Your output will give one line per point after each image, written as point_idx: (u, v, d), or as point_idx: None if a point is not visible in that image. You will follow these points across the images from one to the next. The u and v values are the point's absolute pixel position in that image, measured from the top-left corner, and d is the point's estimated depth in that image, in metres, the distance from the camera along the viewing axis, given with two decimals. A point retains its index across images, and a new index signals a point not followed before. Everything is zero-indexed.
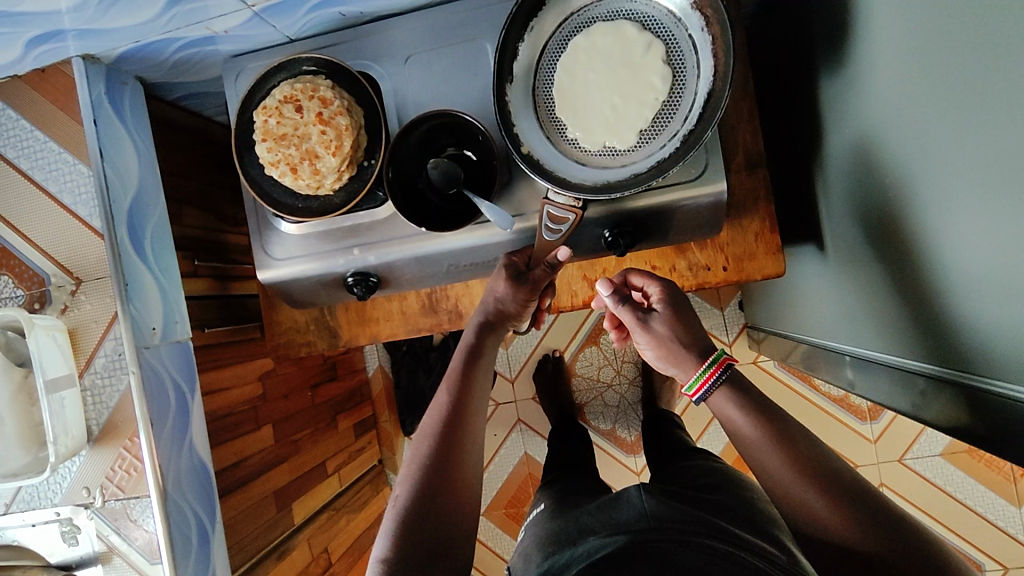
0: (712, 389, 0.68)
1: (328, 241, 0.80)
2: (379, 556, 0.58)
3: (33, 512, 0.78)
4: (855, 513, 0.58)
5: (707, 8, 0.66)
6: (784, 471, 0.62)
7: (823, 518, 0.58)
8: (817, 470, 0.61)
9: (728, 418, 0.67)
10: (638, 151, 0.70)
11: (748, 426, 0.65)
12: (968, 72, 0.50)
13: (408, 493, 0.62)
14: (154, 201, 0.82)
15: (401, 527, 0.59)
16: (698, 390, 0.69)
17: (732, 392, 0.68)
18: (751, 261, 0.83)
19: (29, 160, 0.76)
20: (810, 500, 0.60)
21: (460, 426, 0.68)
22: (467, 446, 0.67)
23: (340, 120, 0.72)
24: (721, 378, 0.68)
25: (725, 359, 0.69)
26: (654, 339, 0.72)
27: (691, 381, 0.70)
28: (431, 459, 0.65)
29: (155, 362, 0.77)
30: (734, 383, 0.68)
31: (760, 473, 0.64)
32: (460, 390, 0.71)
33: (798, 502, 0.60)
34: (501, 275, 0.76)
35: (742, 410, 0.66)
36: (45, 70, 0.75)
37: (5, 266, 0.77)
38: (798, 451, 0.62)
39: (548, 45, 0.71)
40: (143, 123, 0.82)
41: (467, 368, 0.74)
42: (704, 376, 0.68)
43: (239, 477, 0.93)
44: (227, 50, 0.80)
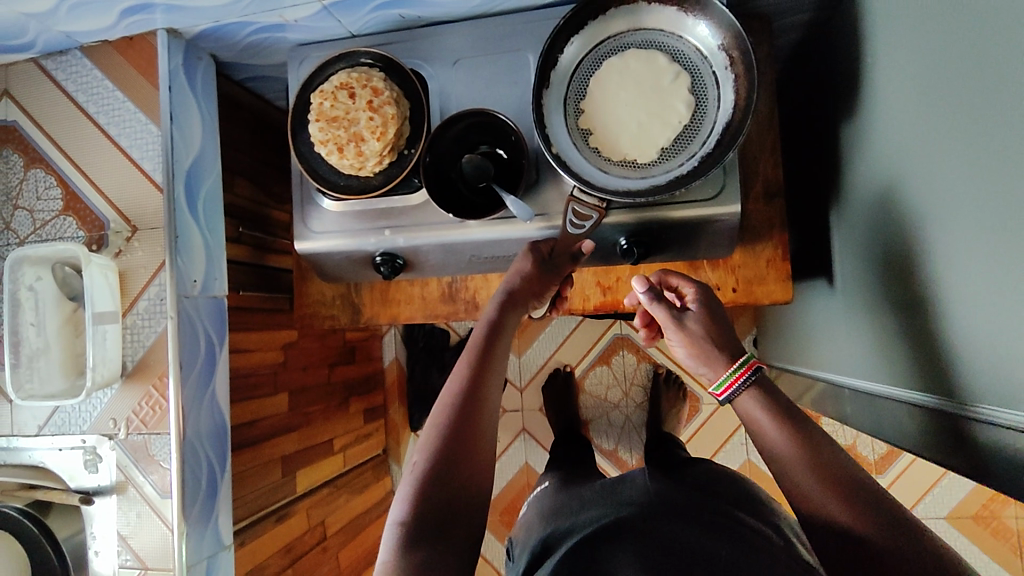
0: (739, 390, 0.65)
1: (363, 221, 0.86)
2: (397, 519, 0.62)
3: (61, 437, 0.84)
4: (879, 524, 0.53)
5: (734, 51, 0.71)
6: (802, 477, 0.58)
7: (846, 527, 0.55)
8: (840, 479, 0.57)
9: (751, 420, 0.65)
10: (658, 167, 0.75)
11: (771, 429, 0.62)
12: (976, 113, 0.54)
13: (425, 461, 0.65)
14: (210, 167, 0.89)
15: (417, 494, 0.63)
16: (726, 389, 0.66)
17: (761, 395, 0.64)
18: (761, 285, 0.85)
19: (106, 116, 0.85)
20: (829, 509, 0.56)
21: (477, 399, 0.70)
22: (482, 420, 0.69)
23: (387, 109, 0.78)
24: (749, 381, 0.65)
25: (755, 362, 0.66)
26: (684, 337, 0.71)
27: (719, 380, 0.67)
28: (447, 429, 0.67)
29: (192, 312, 0.83)
30: (764, 387, 0.65)
31: (780, 478, 0.61)
32: (479, 364, 0.72)
33: (819, 509, 0.57)
34: (529, 259, 0.78)
35: (768, 411, 0.63)
36: (133, 39, 0.83)
37: (71, 209, 0.85)
38: (821, 457, 0.59)
39: (584, 62, 0.77)
40: (211, 96, 0.90)
41: (492, 343, 0.75)
42: (733, 376, 0.66)
43: (252, 435, 0.98)
44: (294, 39, 0.88)
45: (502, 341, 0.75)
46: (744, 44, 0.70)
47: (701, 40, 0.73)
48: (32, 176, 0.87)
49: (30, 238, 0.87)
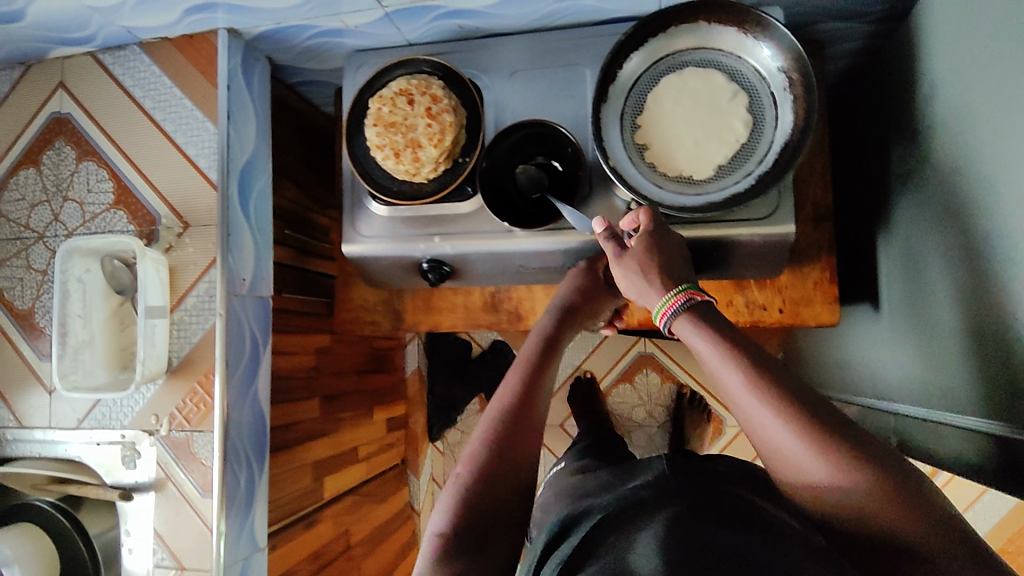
0: (672, 317, 0.61)
1: (412, 227, 0.86)
2: (441, 530, 0.60)
3: (100, 432, 0.84)
4: (876, 480, 0.47)
5: (794, 73, 0.72)
6: (771, 425, 0.51)
7: (841, 491, 0.48)
8: (823, 423, 0.50)
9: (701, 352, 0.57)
10: (713, 184, 0.74)
11: (727, 369, 0.54)
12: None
13: (472, 471, 0.63)
14: (262, 167, 0.89)
15: (463, 503, 0.61)
16: (663, 316, 0.62)
17: (694, 317, 0.59)
18: (807, 306, 0.85)
19: (162, 112, 0.85)
20: (805, 461, 0.49)
21: (528, 412, 0.68)
22: (532, 433, 0.68)
23: (445, 117, 0.79)
24: (683, 306, 0.61)
25: (688, 291, 0.62)
26: (625, 268, 0.67)
27: (659, 307, 0.63)
28: (496, 437, 0.66)
29: (240, 310, 0.83)
30: (693, 310, 0.60)
31: (742, 419, 0.54)
32: (531, 378, 0.71)
33: (793, 462, 0.50)
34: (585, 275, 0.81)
35: (719, 356, 0.55)
36: (192, 37, 0.84)
37: (123, 203, 0.85)
38: (786, 400, 0.51)
39: (641, 79, 0.78)
40: (265, 96, 0.91)
41: (544, 354, 0.74)
42: (668, 303, 0.61)
43: (286, 440, 0.98)
44: (351, 45, 0.89)
45: (556, 355, 0.75)
46: (805, 65, 0.70)
47: (762, 62, 0.74)
48: (84, 169, 0.87)
49: (79, 230, 0.87)
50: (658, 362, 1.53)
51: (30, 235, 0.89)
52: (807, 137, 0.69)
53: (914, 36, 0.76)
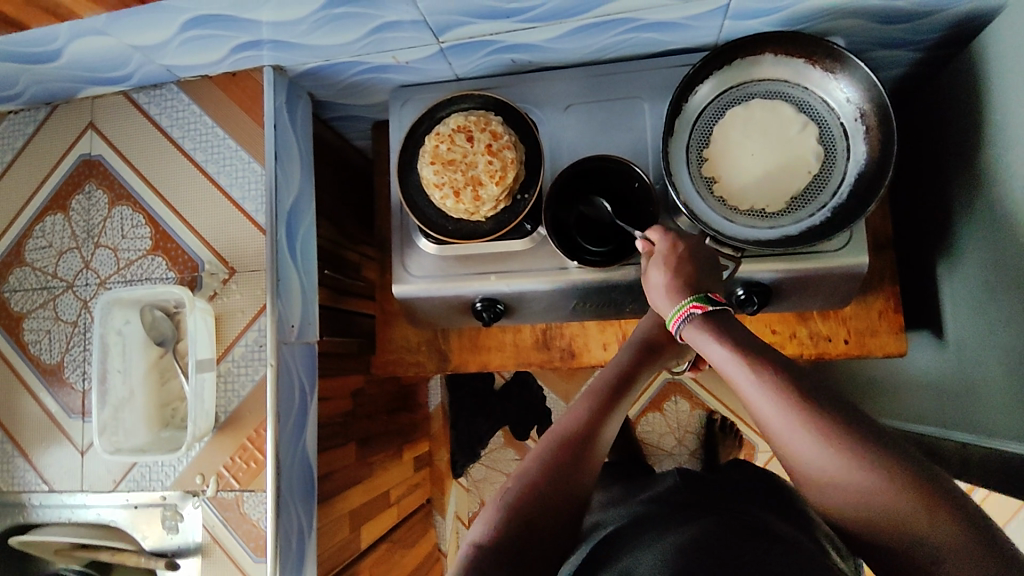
0: (686, 324, 0.63)
1: (464, 265, 0.84)
2: (476, 543, 0.57)
3: (139, 494, 0.78)
4: (879, 464, 0.47)
5: (866, 104, 0.71)
6: (771, 415, 0.52)
7: (872, 498, 0.47)
8: (824, 409, 0.50)
9: (711, 356, 0.59)
10: (787, 217, 0.73)
11: (733, 368, 0.55)
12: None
13: (519, 486, 0.60)
14: (307, 207, 0.86)
15: (506, 513, 0.58)
16: (677, 321, 0.64)
17: (706, 322, 0.61)
18: (873, 337, 0.84)
19: (204, 153, 0.81)
20: (807, 450, 0.49)
21: (592, 440, 0.64)
22: (591, 463, 0.63)
23: (506, 154, 0.76)
24: (699, 311, 0.62)
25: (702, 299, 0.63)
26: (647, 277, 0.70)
27: (673, 310, 0.64)
28: (554, 456, 0.62)
29: (290, 359, 0.78)
30: (709, 319, 0.61)
31: (751, 415, 0.55)
32: (600, 407, 0.67)
33: (797, 451, 0.50)
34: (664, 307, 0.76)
35: (742, 369, 0.54)
36: (236, 75, 0.81)
37: (161, 249, 0.81)
38: (788, 388, 0.51)
39: (705, 112, 0.77)
40: (308, 134, 0.88)
41: (619, 388, 0.70)
42: (680, 308, 0.63)
43: (326, 490, 0.92)
44: (398, 80, 0.86)
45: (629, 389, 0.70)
46: (881, 96, 0.69)
47: (833, 95, 0.73)
48: (118, 214, 0.83)
49: (112, 279, 0.82)
50: (686, 389, 1.50)
51: (59, 284, 0.84)
52: (886, 169, 0.69)
53: (976, 64, 0.76)
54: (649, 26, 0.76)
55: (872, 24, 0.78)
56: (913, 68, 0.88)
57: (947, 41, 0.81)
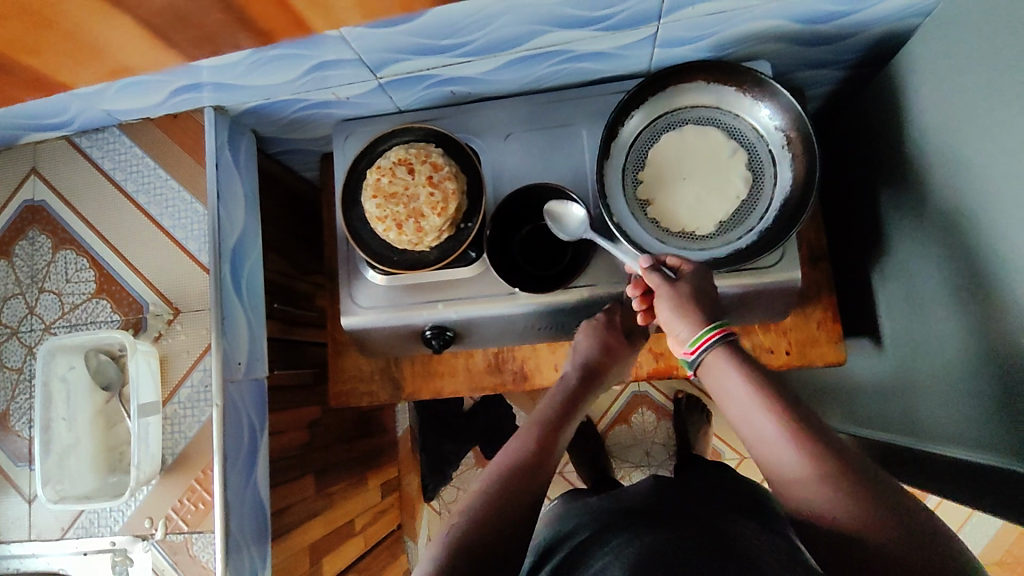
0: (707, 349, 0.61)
1: (413, 295, 0.84)
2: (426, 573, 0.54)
3: (88, 540, 0.77)
4: (881, 518, 0.48)
5: (792, 132, 0.74)
6: (786, 459, 0.53)
7: (837, 512, 0.49)
8: (838, 465, 0.51)
9: (727, 384, 0.59)
10: (716, 239, 0.76)
11: (753, 405, 0.56)
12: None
13: (470, 513, 0.58)
14: (252, 244, 0.86)
15: (456, 550, 0.55)
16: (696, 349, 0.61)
17: (729, 352, 0.59)
18: (813, 347, 0.86)
19: (147, 194, 0.81)
20: (813, 497, 0.51)
21: (542, 464, 0.64)
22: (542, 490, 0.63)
23: (448, 185, 0.77)
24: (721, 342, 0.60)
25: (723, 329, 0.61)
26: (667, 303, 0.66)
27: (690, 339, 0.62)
28: (511, 478, 0.61)
29: (237, 397, 0.79)
30: (733, 351, 0.60)
31: (757, 452, 0.56)
32: (547, 432, 0.68)
33: (802, 495, 0.52)
34: (602, 327, 0.78)
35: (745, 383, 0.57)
36: (176, 116, 0.81)
37: (106, 291, 0.80)
38: (807, 440, 0.53)
39: (641, 137, 0.79)
40: (252, 171, 0.88)
41: (559, 414, 0.70)
42: (701, 337, 0.61)
43: (282, 525, 0.92)
44: (340, 114, 0.87)
45: (569, 410, 0.72)
46: (804, 125, 0.72)
47: (761, 121, 0.75)
48: (61, 258, 0.82)
49: (56, 323, 0.81)
50: (652, 401, 1.52)
51: (3, 330, 0.83)
52: (808, 195, 0.72)
53: (894, 84, 0.80)
54: (582, 56, 0.78)
55: (795, 47, 0.81)
56: (839, 85, 0.92)
57: (868, 60, 0.84)
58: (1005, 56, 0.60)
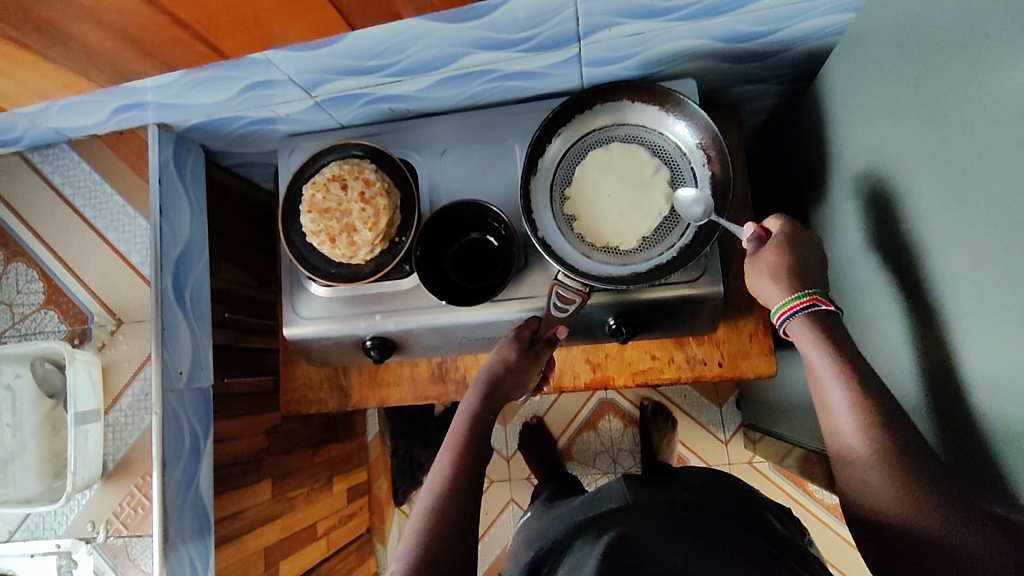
0: (795, 316, 0.64)
1: (353, 306, 0.86)
2: None
3: (33, 543, 0.80)
4: (927, 503, 0.51)
5: (711, 150, 0.76)
6: (857, 442, 0.57)
7: (880, 491, 0.54)
8: (901, 453, 0.54)
9: (810, 363, 0.63)
10: (638, 254, 0.77)
11: (836, 387, 0.59)
12: (940, 204, 0.56)
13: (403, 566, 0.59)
14: (198, 256, 0.90)
15: None
16: (782, 316, 0.65)
17: (817, 328, 0.63)
18: (745, 359, 0.88)
19: (94, 209, 0.85)
20: (873, 480, 0.55)
21: (461, 496, 0.65)
22: (467, 520, 0.64)
23: (379, 201, 0.79)
24: (806, 311, 0.63)
25: (816, 298, 0.63)
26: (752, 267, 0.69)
27: (780, 302, 0.65)
28: (433, 528, 0.62)
29: (177, 405, 0.82)
30: (818, 320, 0.63)
31: (829, 433, 0.60)
32: (460, 461, 0.69)
33: (864, 478, 0.56)
34: (511, 346, 0.78)
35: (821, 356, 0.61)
36: (122, 133, 0.84)
37: (53, 302, 0.84)
38: (885, 425, 0.56)
39: (569, 154, 0.81)
40: (199, 185, 0.91)
41: (473, 439, 0.72)
42: (789, 303, 0.64)
43: (234, 529, 0.93)
44: (285, 130, 0.90)
45: (478, 435, 0.73)
46: (722, 144, 0.75)
47: (681, 138, 0.78)
48: (12, 270, 0.85)
49: (7, 333, 0.85)
50: (619, 408, 1.53)
51: None
52: (724, 215, 0.74)
53: (820, 100, 0.81)
54: (512, 75, 0.80)
55: (724, 64, 0.82)
56: (779, 99, 0.93)
57: (800, 75, 0.85)
58: (900, 78, 0.61)
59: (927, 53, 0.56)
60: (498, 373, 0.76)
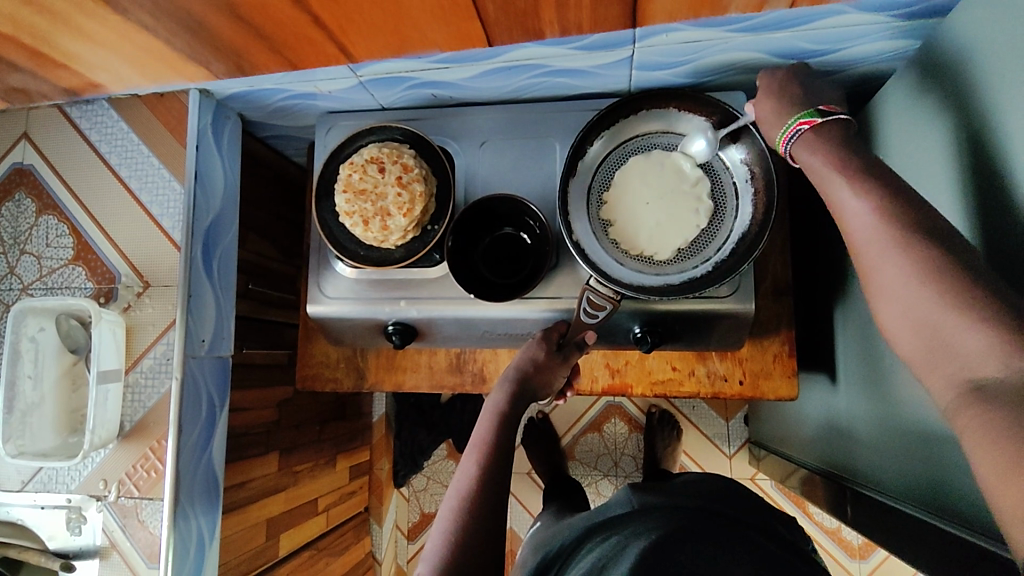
0: (796, 137, 0.61)
1: (378, 290, 0.85)
2: None
3: (45, 495, 0.81)
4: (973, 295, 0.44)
5: (756, 167, 0.75)
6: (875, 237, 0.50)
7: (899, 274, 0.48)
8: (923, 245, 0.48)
9: (816, 176, 0.58)
10: (672, 265, 0.77)
11: (851, 196, 0.53)
12: (989, 245, 0.55)
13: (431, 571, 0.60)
14: (228, 225, 0.89)
15: None
16: (784, 143, 0.62)
17: (815, 143, 0.58)
18: (766, 379, 0.88)
19: (129, 169, 0.85)
20: (898, 278, 0.48)
21: (487, 501, 0.65)
22: (489, 521, 0.64)
23: (415, 186, 0.78)
24: (800, 134, 0.60)
25: (801, 121, 0.60)
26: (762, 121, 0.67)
27: (780, 132, 0.63)
28: (461, 528, 0.63)
29: (197, 373, 0.82)
30: (822, 134, 0.59)
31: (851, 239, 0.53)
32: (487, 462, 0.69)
33: (894, 288, 0.48)
34: (540, 346, 0.77)
35: (823, 155, 0.57)
36: (163, 96, 0.83)
37: (82, 259, 0.84)
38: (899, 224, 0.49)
39: (610, 157, 0.80)
40: (235, 154, 0.90)
41: (499, 439, 0.71)
42: (783, 134, 0.62)
43: (241, 498, 0.93)
44: (325, 107, 0.89)
45: (506, 435, 0.72)
46: (768, 163, 0.74)
47: (727, 153, 0.77)
48: (43, 223, 0.85)
49: (33, 285, 0.85)
50: (626, 412, 1.53)
51: None
52: (764, 232, 0.73)
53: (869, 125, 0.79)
54: (560, 72, 0.79)
55: None
56: None
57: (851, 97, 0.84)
58: (960, 112, 0.59)
59: (991, 90, 0.55)
60: (529, 373, 0.76)
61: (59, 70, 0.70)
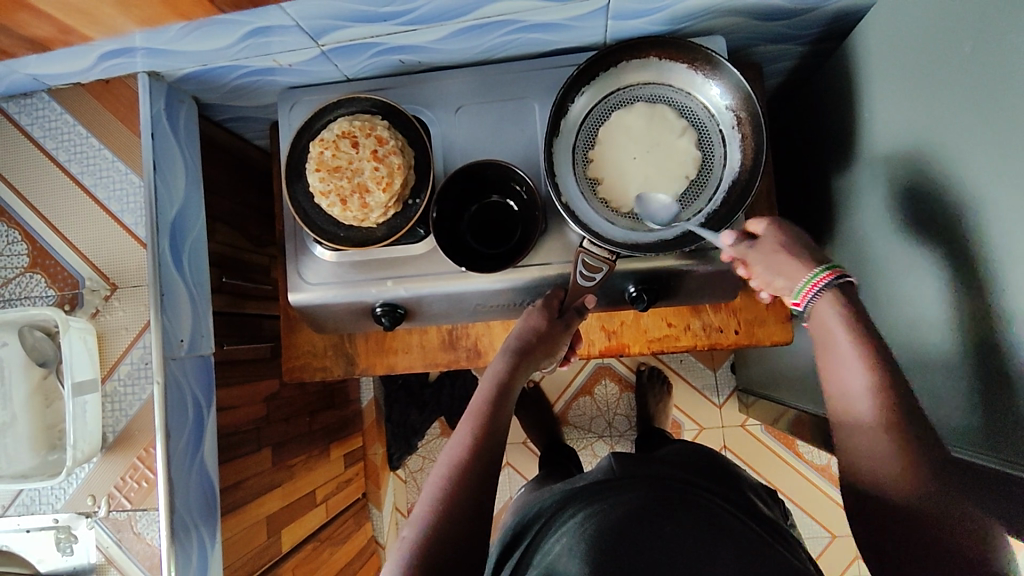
0: (821, 292, 0.61)
1: (362, 271, 0.82)
2: None
3: (30, 518, 0.77)
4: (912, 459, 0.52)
5: (742, 112, 0.74)
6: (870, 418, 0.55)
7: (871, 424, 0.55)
8: (912, 436, 0.53)
9: (828, 327, 0.60)
10: (665, 220, 0.75)
11: (855, 365, 0.57)
12: (985, 172, 0.55)
13: (419, 534, 0.58)
14: (194, 217, 0.84)
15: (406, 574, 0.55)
16: (805, 294, 0.62)
17: (841, 303, 0.60)
18: (761, 327, 0.88)
19: (80, 164, 0.78)
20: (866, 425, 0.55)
21: (484, 465, 0.64)
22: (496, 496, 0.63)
23: (393, 159, 0.74)
24: (830, 286, 0.60)
25: (839, 271, 0.61)
26: (763, 253, 0.65)
27: (807, 277, 0.62)
28: (453, 489, 0.61)
29: (179, 374, 0.78)
30: (846, 293, 0.60)
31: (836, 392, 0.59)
32: (485, 427, 0.67)
33: (861, 431, 0.56)
34: (543, 314, 0.76)
35: (846, 316, 0.59)
36: (109, 82, 0.77)
37: (39, 265, 0.78)
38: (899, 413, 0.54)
39: (593, 113, 0.77)
40: (194, 141, 0.85)
41: (496, 405, 0.70)
42: (815, 277, 0.61)
43: (239, 498, 0.90)
44: (285, 82, 0.84)
45: (503, 401, 0.71)
46: (753, 105, 0.72)
47: (711, 100, 0.75)
48: None
49: None
50: (615, 373, 1.54)
51: None
52: (756, 178, 0.72)
53: (849, 61, 0.78)
54: (533, 27, 0.75)
55: (754, 21, 0.79)
56: (802, 60, 0.90)
57: (828, 35, 0.82)
58: (948, 38, 0.58)
59: (984, 12, 0.53)
60: (530, 341, 0.75)
61: (16, 11, 0.59)
